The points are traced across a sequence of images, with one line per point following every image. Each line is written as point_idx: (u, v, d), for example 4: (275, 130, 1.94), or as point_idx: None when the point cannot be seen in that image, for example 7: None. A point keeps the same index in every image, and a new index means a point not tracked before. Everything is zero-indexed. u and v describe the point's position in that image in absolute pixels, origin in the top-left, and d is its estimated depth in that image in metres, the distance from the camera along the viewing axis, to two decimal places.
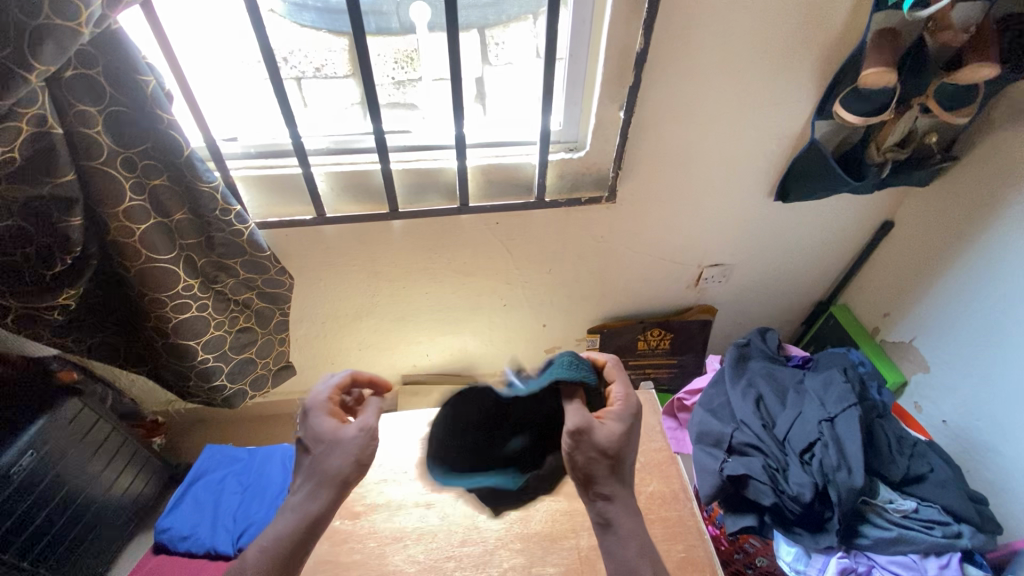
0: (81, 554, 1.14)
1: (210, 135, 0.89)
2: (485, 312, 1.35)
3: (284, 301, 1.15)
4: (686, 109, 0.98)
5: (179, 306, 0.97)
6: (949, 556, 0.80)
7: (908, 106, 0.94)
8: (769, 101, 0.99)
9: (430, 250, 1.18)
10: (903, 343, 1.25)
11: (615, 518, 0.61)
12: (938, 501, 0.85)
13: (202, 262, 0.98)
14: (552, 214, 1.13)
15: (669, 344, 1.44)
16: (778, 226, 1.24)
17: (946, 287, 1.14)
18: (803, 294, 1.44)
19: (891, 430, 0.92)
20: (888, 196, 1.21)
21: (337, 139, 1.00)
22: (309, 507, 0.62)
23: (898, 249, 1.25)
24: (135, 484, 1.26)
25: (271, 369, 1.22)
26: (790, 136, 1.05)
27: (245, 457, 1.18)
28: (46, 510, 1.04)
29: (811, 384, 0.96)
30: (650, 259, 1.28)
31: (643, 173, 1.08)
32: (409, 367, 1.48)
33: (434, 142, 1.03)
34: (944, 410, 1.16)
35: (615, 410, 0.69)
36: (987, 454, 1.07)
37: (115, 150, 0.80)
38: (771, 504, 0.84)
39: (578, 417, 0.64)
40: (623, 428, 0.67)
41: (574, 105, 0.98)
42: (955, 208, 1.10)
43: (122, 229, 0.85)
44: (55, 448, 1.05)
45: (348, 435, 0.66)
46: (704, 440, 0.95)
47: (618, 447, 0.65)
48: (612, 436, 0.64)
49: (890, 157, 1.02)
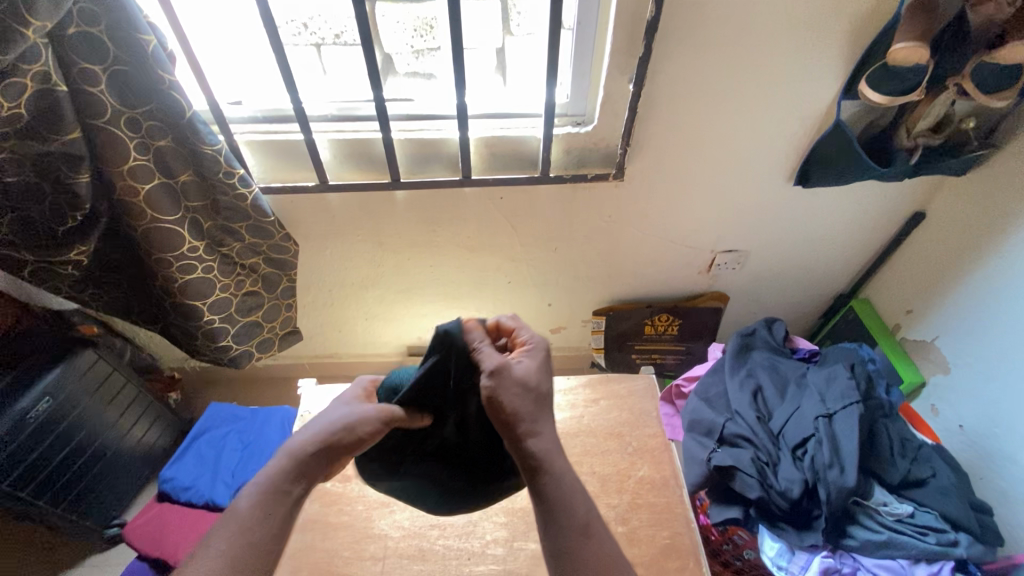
0: (97, 496, 1.21)
1: (213, 97, 0.90)
2: (489, 287, 1.34)
3: (290, 267, 1.16)
4: (701, 83, 0.93)
5: (185, 267, 0.99)
6: (941, 564, 0.77)
7: (942, 87, 0.89)
8: (792, 77, 0.93)
9: (432, 223, 1.17)
10: (925, 342, 1.19)
11: (578, 500, 0.61)
12: (936, 507, 0.81)
13: (209, 224, 1.00)
14: (558, 190, 1.10)
15: (677, 330, 1.40)
16: (797, 213, 1.18)
17: (974, 285, 1.07)
18: (823, 285, 1.38)
19: (895, 432, 0.88)
20: (920, 185, 1.13)
21: (339, 106, 0.99)
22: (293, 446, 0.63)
23: (927, 241, 1.17)
24: (149, 435, 1.33)
25: (278, 333, 1.24)
26: (813, 117, 0.99)
27: (247, 417, 1.24)
28: (63, 455, 1.10)
29: (812, 378, 0.93)
30: (660, 241, 1.24)
31: (654, 151, 1.04)
32: (414, 338, 1.49)
33: (436, 112, 1.00)
34: (962, 414, 1.10)
35: (527, 347, 0.68)
36: (1004, 464, 1.01)
37: (119, 110, 0.81)
38: (757, 498, 0.83)
39: (534, 355, 0.67)
40: (536, 364, 0.66)
41: (582, 77, 0.94)
42: (990, 201, 1.02)
43: (127, 188, 0.88)
44: (72, 396, 1.11)
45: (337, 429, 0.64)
46: (695, 429, 0.94)
47: (536, 381, 0.65)
48: (529, 370, 0.64)
49: (922, 142, 0.97)
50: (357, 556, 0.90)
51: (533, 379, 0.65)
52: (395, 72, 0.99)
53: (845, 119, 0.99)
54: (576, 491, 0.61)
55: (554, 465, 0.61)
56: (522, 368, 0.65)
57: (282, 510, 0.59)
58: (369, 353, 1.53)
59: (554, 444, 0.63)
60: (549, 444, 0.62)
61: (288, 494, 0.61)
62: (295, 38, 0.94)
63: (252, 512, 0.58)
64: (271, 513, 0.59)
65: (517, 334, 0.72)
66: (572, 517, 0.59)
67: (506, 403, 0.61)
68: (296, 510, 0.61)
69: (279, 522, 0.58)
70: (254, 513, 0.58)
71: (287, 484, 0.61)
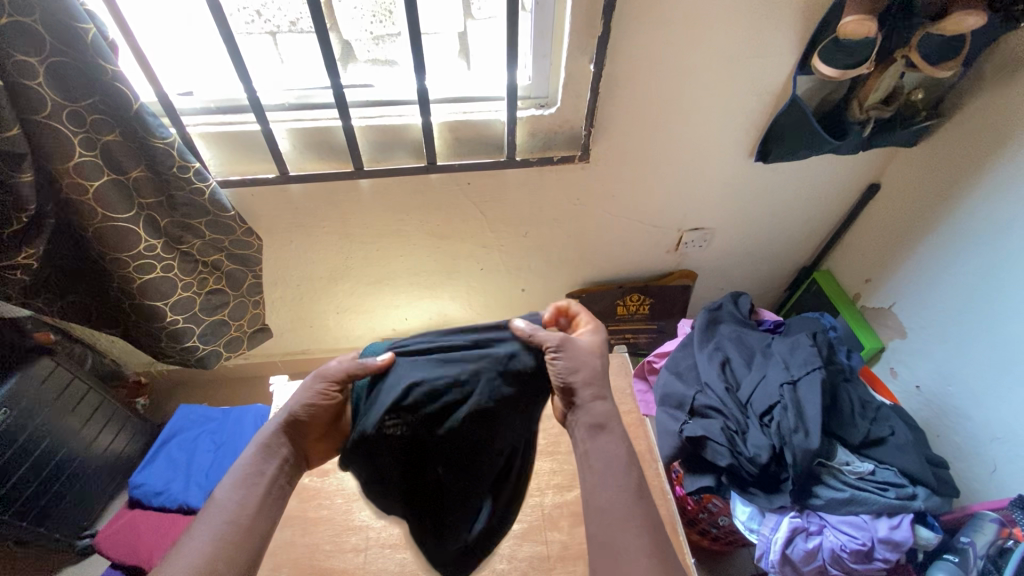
0: (65, 508, 1.18)
1: (163, 90, 0.87)
2: (462, 275, 1.34)
3: (255, 263, 1.14)
4: (661, 62, 0.94)
5: (142, 266, 0.96)
6: (902, 517, 0.80)
7: (890, 59, 0.91)
8: (750, 54, 0.94)
9: (400, 213, 1.16)
10: (883, 309, 1.24)
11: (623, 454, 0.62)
12: (895, 463, 0.85)
13: (166, 222, 0.97)
14: (524, 173, 1.10)
15: (648, 309, 1.43)
16: (760, 189, 1.21)
17: (928, 251, 1.11)
18: (787, 259, 1.42)
19: (856, 394, 0.92)
20: (875, 158, 1.17)
21: (297, 94, 0.97)
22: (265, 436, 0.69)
23: (882, 212, 1.22)
24: (116, 442, 1.29)
25: (246, 331, 1.21)
26: (771, 93, 1.01)
27: (219, 417, 1.21)
28: (25, 467, 1.06)
29: (777, 347, 0.95)
30: (629, 222, 1.25)
31: (618, 132, 1.04)
32: (389, 331, 1.48)
33: (397, 98, 0.98)
34: (918, 375, 1.15)
35: (587, 322, 0.71)
36: (957, 419, 1.06)
37: (59, 103, 0.77)
38: (728, 465, 0.85)
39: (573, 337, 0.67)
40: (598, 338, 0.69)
41: (543, 58, 0.94)
42: (941, 171, 1.06)
43: (75, 186, 0.84)
44: (30, 406, 1.06)
45: (316, 378, 0.66)
46: (667, 403, 0.96)
47: (594, 353, 0.67)
48: (591, 343, 0.68)
49: (872, 115, 0.98)
50: (338, 549, 0.90)
51: (592, 351, 0.67)
52: (355, 59, 0.97)
53: (801, 95, 1.01)
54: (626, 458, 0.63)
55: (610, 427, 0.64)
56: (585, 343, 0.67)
57: (260, 501, 0.65)
58: (343, 348, 1.51)
59: (612, 408, 0.66)
60: (607, 410, 0.65)
61: (266, 480, 0.66)
62: (249, 25, 0.90)
63: (228, 504, 0.64)
64: (249, 506, 0.64)
65: (579, 315, 0.72)
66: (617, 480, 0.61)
67: (572, 371, 0.64)
68: (273, 501, 0.66)
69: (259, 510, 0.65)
70: (235, 505, 0.64)
71: (263, 469, 0.67)
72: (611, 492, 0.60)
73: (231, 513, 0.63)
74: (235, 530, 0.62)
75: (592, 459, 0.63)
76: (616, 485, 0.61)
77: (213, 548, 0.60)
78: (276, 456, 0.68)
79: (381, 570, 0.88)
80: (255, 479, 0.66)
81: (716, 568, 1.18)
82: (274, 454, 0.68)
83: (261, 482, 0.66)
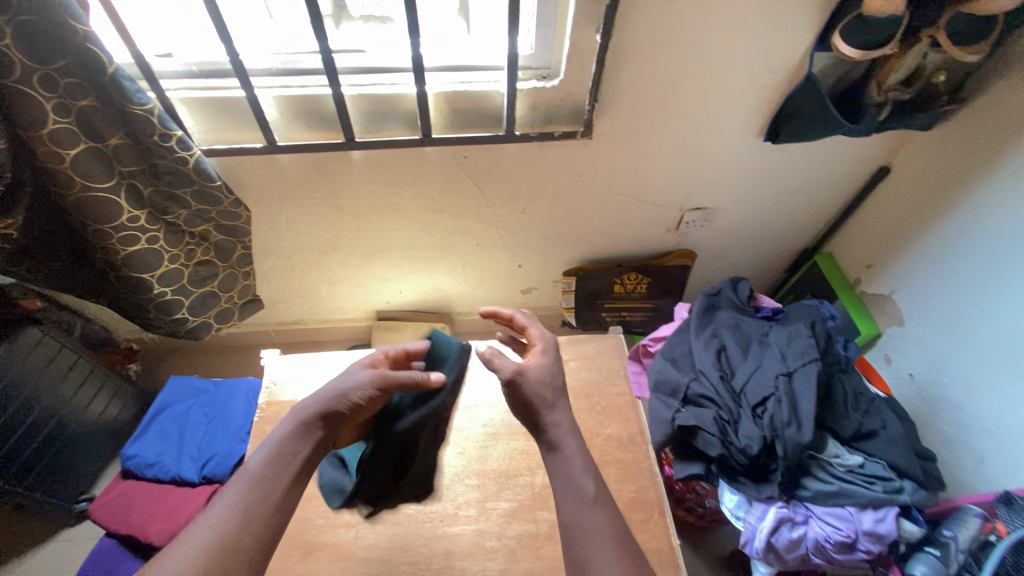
0: (61, 475, 1.18)
1: (138, 50, 0.81)
2: (458, 251, 1.31)
3: (244, 234, 1.10)
4: (670, 35, 0.88)
5: (127, 238, 0.93)
6: (886, 510, 0.82)
7: (916, 39, 0.86)
8: (766, 27, 0.88)
9: (394, 185, 1.12)
10: (883, 295, 1.22)
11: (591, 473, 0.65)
12: (884, 457, 0.85)
13: (149, 191, 0.93)
14: (523, 148, 1.06)
15: (646, 288, 1.41)
16: (766, 169, 1.17)
17: (935, 240, 1.09)
18: (789, 240, 1.40)
19: (850, 385, 0.92)
20: (887, 139, 1.12)
21: (283, 59, 0.91)
22: (296, 415, 0.69)
23: (891, 196, 1.18)
24: (110, 409, 1.29)
25: (237, 302, 1.19)
26: (785, 69, 0.95)
27: (211, 389, 1.21)
28: (18, 436, 1.07)
29: (775, 337, 0.95)
30: (629, 200, 1.21)
31: (624, 106, 0.99)
32: (383, 303, 1.46)
33: (390, 64, 0.93)
34: (913, 362, 1.15)
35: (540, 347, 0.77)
36: (948, 409, 1.07)
37: (28, 66, 0.73)
38: (718, 455, 0.86)
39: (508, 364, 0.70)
40: (550, 361, 0.75)
41: (546, 26, 0.88)
42: (956, 157, 1.03)
43: (51, 155, 0.80)
44: (19, 375, 1.05)
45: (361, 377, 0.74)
46: (661, 389, 0.96)
47: (548, 379, 0.72)
48: (542, 367, 0.72)
49: (891, 96, 0.95)
50: (331, 524, 0.91)
51: (545, 381, 0.72)
52: (348, 15, 0.87)
53: (818, 72, 0.96)
54: (584, 467, 0.65)
55: (565, 446, 0.67)
56: (536, 364, 0.73)
57: (282, 478, 0.63)
58: (336, 319, 1.49)
59: (572, 427, 0.69)
60: (567, 431, 0.68)
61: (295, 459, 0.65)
62: None
63: (256, 474, 0.62)
64: (272, 481, 0.62)
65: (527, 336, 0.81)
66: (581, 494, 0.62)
67: (535, 397, 0.69)
68: (295, 480, 0.64)
69: (282, 485, 0.62)
70: (261, 479, 0.62)
71: (297, 448, 0.66)
72: (587, 524, 0.61)
73: (255, 485, 0.61)
74: (267, 495, 0.60)
75: (555, 478, 0.65)
76: (579, 500, 0.62)
77: (237, 520, 0.57)
78: (315, 434, 0.68)
79: (373, 545, 0.89)
80: (289, 455, 0.65)
81: (700, 542, 1.21)
82: (308, 433, 0.68)
83: (294, 461, 0.64)
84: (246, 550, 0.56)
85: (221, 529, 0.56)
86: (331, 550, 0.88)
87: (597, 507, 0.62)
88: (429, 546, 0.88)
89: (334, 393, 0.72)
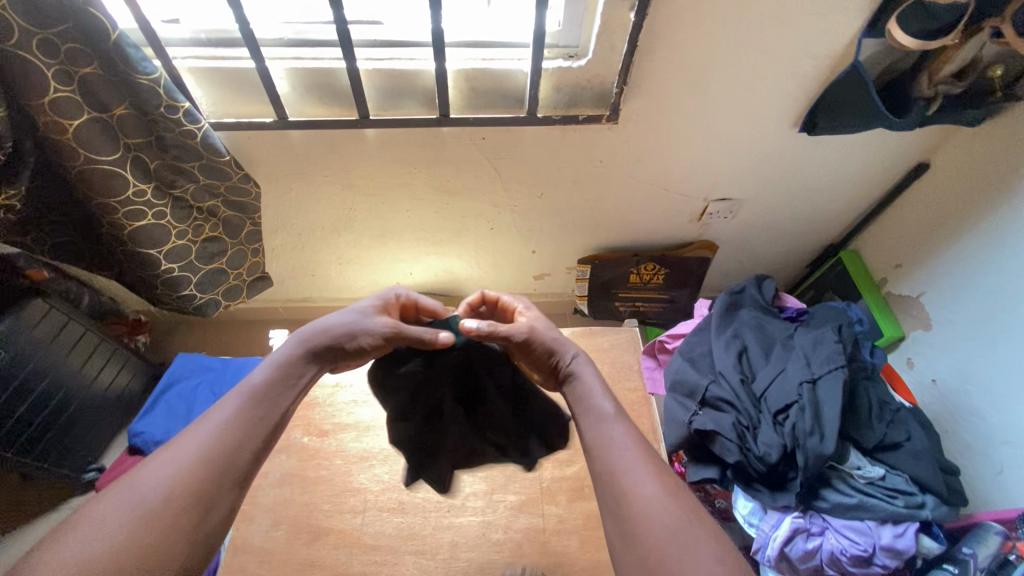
0: (70, 445, 1.19)
1: (142, 14, 0.77)
2: (471, 234, 1.28)
3: (253, 210, 1.06)
4: (708, 14, 0.82)
5: (132, 213, 0.90)
6: (906, 526, 0.80)
7: (978, 27, 0.80)
8: (813, 8, 0.82)
9: (408, 166, 1.08)
10: (911, 297, 1.18)
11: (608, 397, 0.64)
12: (907, 470, 0.83)
13: (155, 164, 0.89)
14: (544, 131, 1.01)
15: (662, 279, 1.38)
16: (798, 160, 1.11)
17: (972, 242, 1.03)
18: (815, 234, 1.34)
19: (875, 394, 0.89)
20: (930, 134, 1.06)
21: (296, 29, 0.86)
22: (304, 338, 0.66)
23: (927, 194, 1.13)
24: (118, 382, 1.29)
25: (245, 280, 1.17)
26: (829, 55, 0.89)
27: (218, 367, 1.20)
28: (24, 406, 1.07)
29: (799, 340, 0.91)
30: (652, 188, 1.16)
31: (654, 89, 0.94)
32: (392, 284, 1.43)
33: (408, 38, 0.87)
34: (937, 369, 1.11)
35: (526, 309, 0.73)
36: (970, 418, 1.04)
37: (27, 30, 0.69)
38: (735, 462, 0.84)
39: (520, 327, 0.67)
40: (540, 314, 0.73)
41: (576, 1, 0.82)
42: (1003, 155, 0.96)
43: (53, 125, 0.76)
44: (24, 347, 1.04)
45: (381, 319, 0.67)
46: (678, 390, 0.93)
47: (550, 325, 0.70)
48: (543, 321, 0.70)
49: (942, 90, 0.89)
50: (337, 509, 0.91)
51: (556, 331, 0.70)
52: None
53: (864, 59, 0.90)
54: (601, 391, 0.65)
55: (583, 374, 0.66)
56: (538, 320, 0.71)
57: (275, 398, 0.61)
58: (345, 298, 1.47)
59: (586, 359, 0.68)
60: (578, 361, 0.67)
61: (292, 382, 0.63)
62: None
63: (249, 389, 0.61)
64: (263, 398, 0.60)
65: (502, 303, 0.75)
66: (597, 414, 0.62)
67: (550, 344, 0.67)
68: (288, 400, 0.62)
69: (274, 403, 0.60)
70: (253, 394, 0.60)
71: (301, 373, 0.64)
72: (619, 450, 0.58)
73: (247, 399, 0.60)
74: (256, 413, 0.59)
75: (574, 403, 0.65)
76: (598, 419, 0.62)
77: (222, 433, 0.56)
78: (317, 362, 0.65)
79: (378, 534, 0.88)
80: (288, 378, 0.63)
81: None
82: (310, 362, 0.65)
83: (292, 386, 0.63)
84: (226, 466, 0.55)
85: (205, 442, 0.55)
86: (337, 536, 0.88)
87: (616, 422, 0.61)
88: (435, 536, 0.88)
89: (347, 327, 0.66)
